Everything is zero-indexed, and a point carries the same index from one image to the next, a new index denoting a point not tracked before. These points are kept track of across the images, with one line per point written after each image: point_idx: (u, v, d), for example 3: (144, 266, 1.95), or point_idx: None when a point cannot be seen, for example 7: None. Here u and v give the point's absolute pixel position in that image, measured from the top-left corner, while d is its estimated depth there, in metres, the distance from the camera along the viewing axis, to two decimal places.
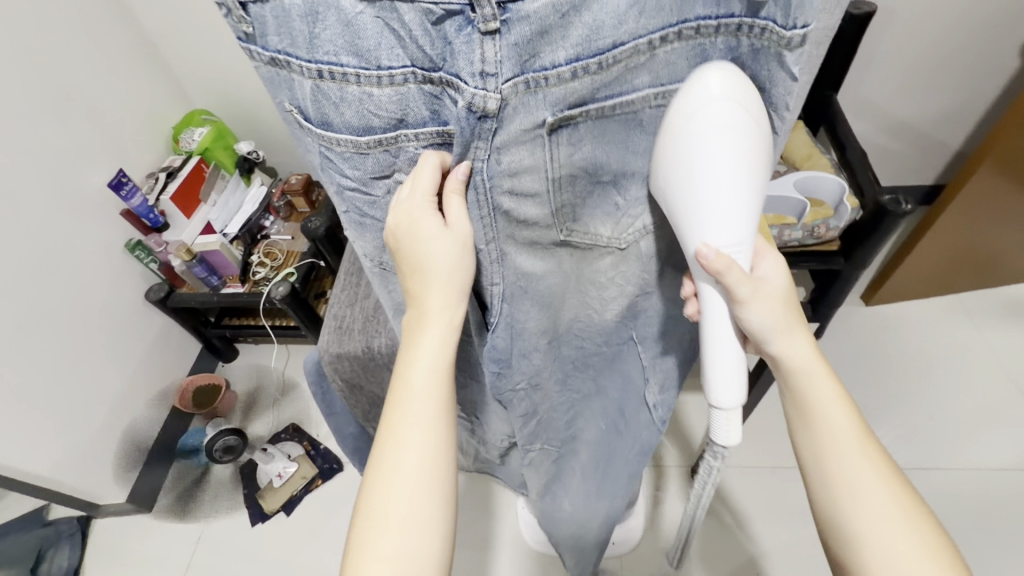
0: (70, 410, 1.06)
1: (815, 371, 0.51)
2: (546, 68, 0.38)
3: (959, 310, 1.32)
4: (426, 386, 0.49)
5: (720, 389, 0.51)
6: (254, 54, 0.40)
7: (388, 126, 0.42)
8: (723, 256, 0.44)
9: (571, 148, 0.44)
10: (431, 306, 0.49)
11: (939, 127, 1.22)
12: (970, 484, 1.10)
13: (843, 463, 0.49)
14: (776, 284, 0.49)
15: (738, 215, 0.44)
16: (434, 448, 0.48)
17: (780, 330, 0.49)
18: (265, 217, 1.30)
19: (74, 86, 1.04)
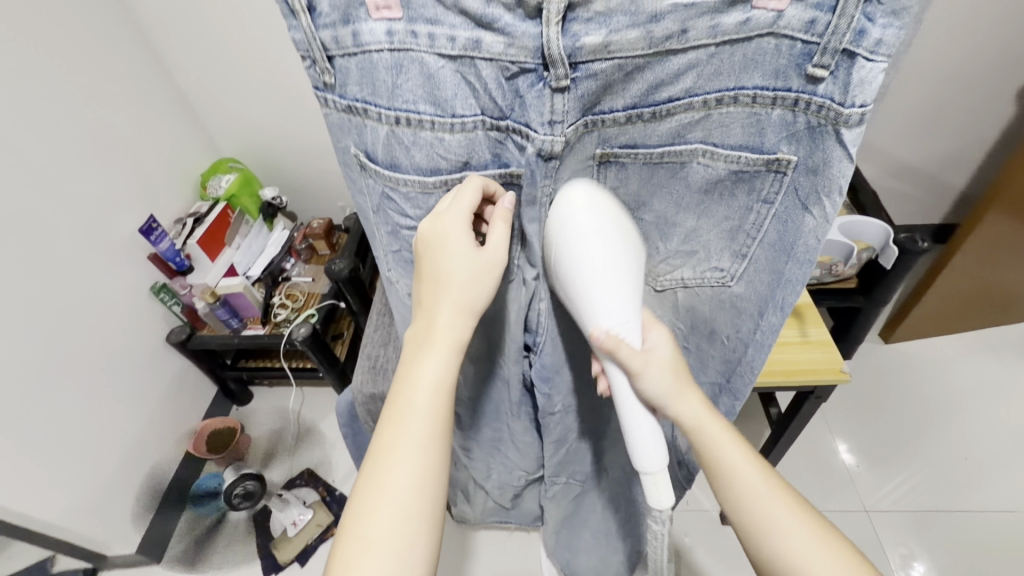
0: (86, 455, 1.05)
1: (711, 427, 0.51)
2: (605, 114, 0.44)
3: (980, 348, 1.31)
4: (428, 404, 0.45)
5: (640, 457, 0.50)
6: (330, 101, 0.46)
7: (455, 167, 0.48)
8: (614, 336, 0.46)
9: (616, 183, 0.50)
10: (439, 321, 0.47)
11: (944, 170, 1.26)
12: (1012, 530, 1.06)
13: (773, 522, 0.47)
14: (663, 353, 0.51)
15: (619, 293, 0.46)
16: (427, 472, 0.44)
17: (676, 395, 0.50)
18: (287, 260, 1.32)
19: (113, 137, 1.08)
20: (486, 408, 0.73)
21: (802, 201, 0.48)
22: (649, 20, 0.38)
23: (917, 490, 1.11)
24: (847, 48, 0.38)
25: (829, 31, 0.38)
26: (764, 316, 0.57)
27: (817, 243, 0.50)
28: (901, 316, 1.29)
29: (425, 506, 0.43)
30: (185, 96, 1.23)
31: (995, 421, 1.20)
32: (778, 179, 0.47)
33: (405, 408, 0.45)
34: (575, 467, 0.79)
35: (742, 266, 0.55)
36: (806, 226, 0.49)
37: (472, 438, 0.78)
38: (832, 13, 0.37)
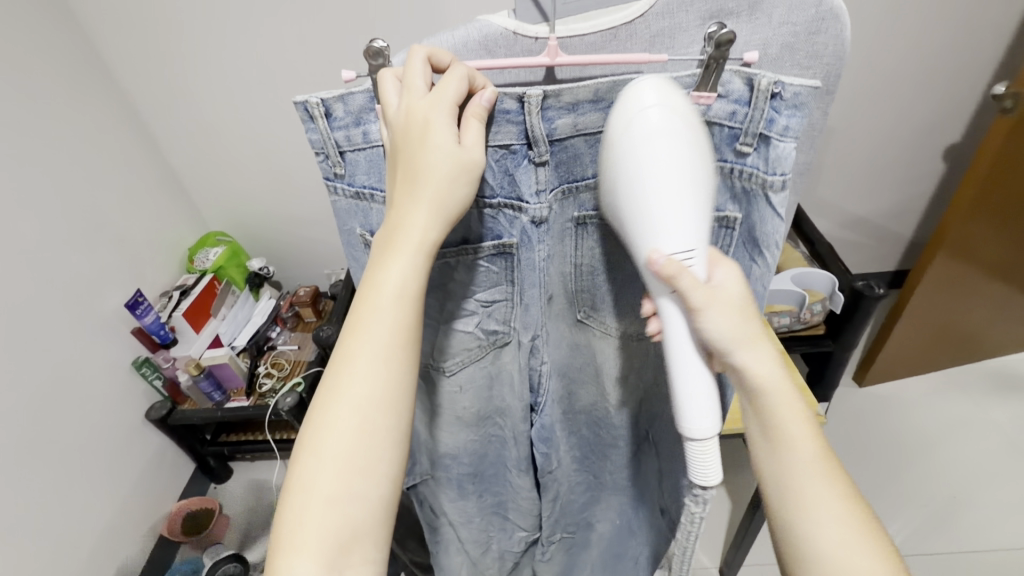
0: (55, 544, 0.99)
1: (778, 389, 0.45)
2: (578, 181, 0.45)
3: (948, 386, 1.37)
4: (391, 314, 0.39)
5: (692, 414, 0.42)
6: (339, 189, 0.46)
7: (454, 242, 0.47)
8: (675, 262, 0.39)
9: (593, 245, 0.49)
10: (404, 224, 0.39)
11: (889, 222, 1.38)
12: (1003, 567, 1.07)
13: (810, 488, 0.45)
14: (730, 292, 0.43)
15: (686, 216, 0.39)
16: (386, 387, 0.39)
17: (738, 342, 0.43)
18: (272, 328, 1.33)
19: (105, 217, 1.12)
20: (488, 471, 0.67)
21: (750, 252, 0.48)
22: (610, 106, 0.41)
23: (909, 535, 1.12)
24: (762, 133, 0.41)
25: (748, 119, 0.41)
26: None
27: (765, 289, 0.50)
28: (870, 358, 1.35)
29: (390, 418, 0.39)
30: (176, 175, 1.28)
31: (974, 458, 1.23)
32: (726, 230, 0.48)
33: (367, 317, 0.39)
34: (571, 518, 0.77)
35: None
36: (754, 274, 0.49)
37: (472, 506, 0.70)
38: (748, 106, 0.41)
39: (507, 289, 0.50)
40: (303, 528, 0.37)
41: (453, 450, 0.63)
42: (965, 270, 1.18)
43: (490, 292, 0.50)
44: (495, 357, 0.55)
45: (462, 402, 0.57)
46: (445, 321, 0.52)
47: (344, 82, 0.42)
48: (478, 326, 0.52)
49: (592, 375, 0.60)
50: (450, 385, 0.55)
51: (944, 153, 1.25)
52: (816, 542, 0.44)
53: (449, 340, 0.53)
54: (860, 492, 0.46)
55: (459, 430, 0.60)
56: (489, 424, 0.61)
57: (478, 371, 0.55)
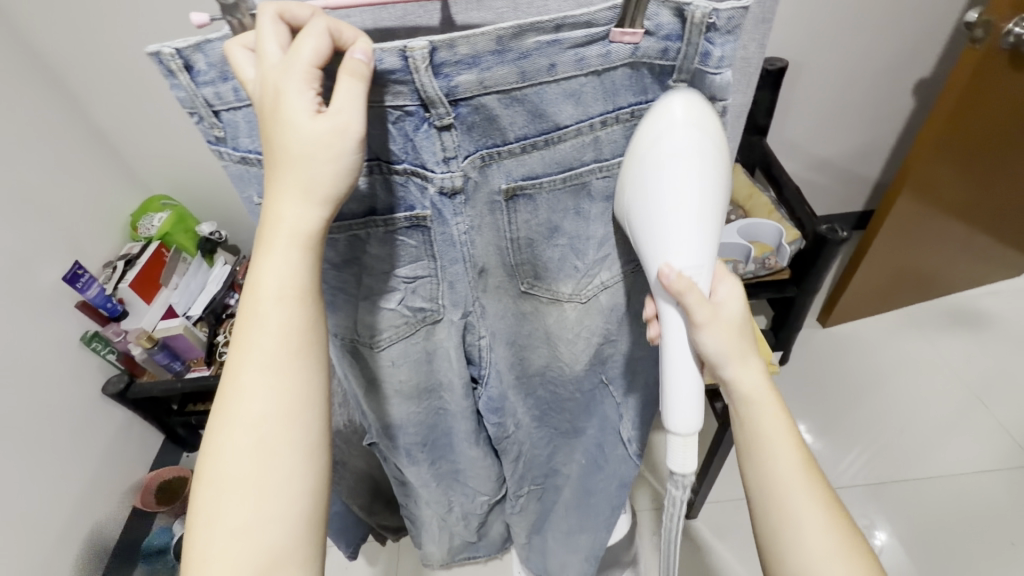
0: (24, 525, 0.97)
1: (766, 402, 0.48)
2: (498, 145, 0.40)
3: (907, 323, 1.41)
4: (278, 317, 0.37)
5: (675, 412, 0.44)
6: (225, 154, 0.40)
7: (359, 214, 0.42)
8: (684, 278, 0.40)
9: (529, 214, 0.45)
10: (277, 218, 0.36)
11: (857, 161, 1.35)
12: (949, 491, 1.14)
13: (791, 500, 0.47)
14: (733, 310, 0.44)
15: (701, 237, 0.40)
16: (284, 395, 0.37)
17: (734, 356, 0.45)
18: (230, 295, 1.26)
19: (28, 185, 1.03)
20: (438, 440, 0.66)
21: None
22: (519, 56, 0.36)
23: (865, 466, 1.18)
24: (697, 68, 0.38)
25: (681, 55, 0.37)
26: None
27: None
28: (833, 300, 1.36)
29: (295, 431, 0.37)
30: (106, 137, 1.17)
31: (927, 391, 1.28)
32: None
33: (252, 323, 0.37)
34: (538, 470, 0.77)
35: None
36: None
37: (427, 473, 0.70)
38: (680, 41, 0.36)
39: (429, 265, 0.46)
40: (213, 558, 0.36)
41: (399, 422, 0.61)
42: (930, 208, 1.18)
43: (411, 268, 0.46)
44: (428, 334, 0.51)
45: (399, 375, 0.54)
46: (363, 296, 0.47)
47: (196, 27, 0.35)
48: (402, 304, 0.48)
49: (542, 339, 0.58)
50: (382, 361, 0.52)
51: (913, 91, 1.22)
52: (797, 554, 0.47)
53: (374, 318, 0.49)
54: (839, 500, 0.49)
55: (399, 403, 0.58)
56: (434, 397, 0.59)
57: (412, 346, 0.52)
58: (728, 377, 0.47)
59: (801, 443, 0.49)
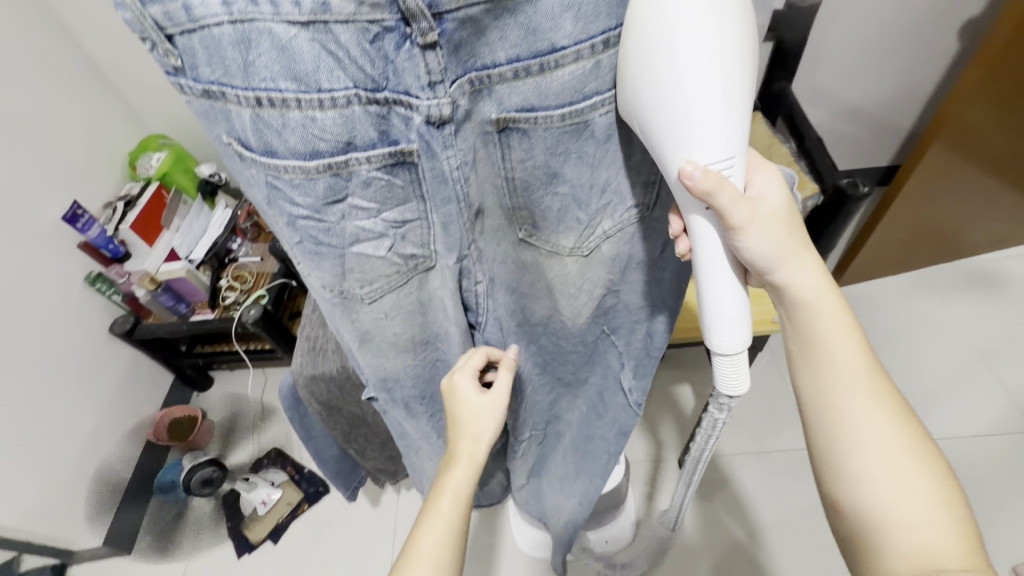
0: (39, 453, 1.02)
1: (822, 307, 0.49)
2: (488, 68, 0.37)
3: (923, 284, 1.37)
4: (454, 499, 0.53)
5: (718, 333, 0.48)
6: (185, 88, 0.35)
7: (337, 150, 0.38)
8: (713, 173, 0.38)
9: (523, 154, 0.43)
10: (461, 449, 0.55)
11: (888, 110, 1.27)
12: (951, 452, 1.13)
13: (849, 401, 0.47)
14: (773, 203, 0.45)
15: (731, 125, 0.36)
16: (448, 545, 0.50)
17: (783, 257, 0.46)
18: (232, 240, 1.24)
19: (22, 118, 1.01)
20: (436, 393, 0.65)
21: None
22: None
23: None
24: None
25: None
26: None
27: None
28: (849, 258, 1.32)
29: (448, 567, 0.49)
30: (99, 67, 1.17)
31: (937, 353, 1.26)
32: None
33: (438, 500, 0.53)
34: (540, 416, 0.77)
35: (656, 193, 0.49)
36: None
37: (427, 425, 0.70)
38: None
39: (418, 206, 0.43)
40: None
41: (394, 373, 0.60)
42: (960, 161, 1.11)
43: (398, 211, 0.43)
44: (420, 282, 0.50)
45: (392, 326, 0.53)
46: (348, 244, 0.44)
47: None
48: (393, 250, 0.46)
49: (544, 291, 0.57)
50: (373, 312, 0.51)
51: (960, 31, 1.12)
52: (866, 450, 0.46)
53: (362, 266, 0.46)
54: (914, 416, 0.48)
55: (394, 355, 0.57)
56: (429, 347, 0.58)
57: (403, 296, 0.50)
58: (781, 282, 0.48)
59: (868, 350, 0.49)
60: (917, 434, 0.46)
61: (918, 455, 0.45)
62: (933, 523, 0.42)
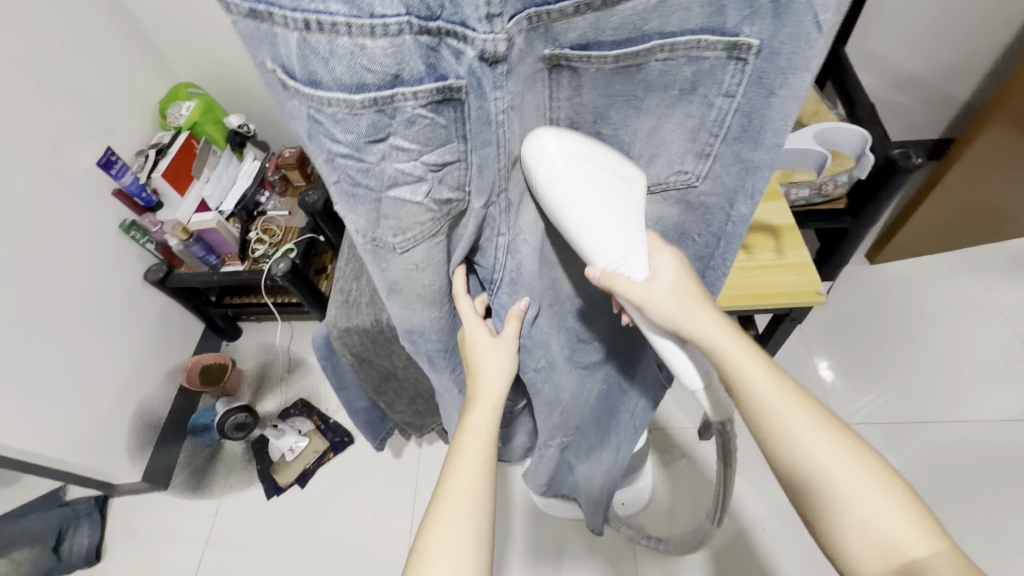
0: (79, 390, 1.06)
1: (729, 345, 0.48)
2: (548, 3, 0.35)
3: (964, 266, 1.31)
4: (477, 442, 0.54)
5: (682, 374, 0.52)
6: (232, 4, 0.32)
7: (384, 84, 0.35)
8: (609, 272, 0.46)
9: (570, 91, 0.42)
10: (484, 390, 0.58)
11: (949, 79, 1.18)
12: (981, 437, 1.10)
13: (789, 428, 0.45)
14: (667, 274, 0.49)
15: (617, 232, 0.45)
16: (477, 484, 0.51)
17: (686, 316, 0.48)
18: (260, 193, 1.26)
19: (55, 60, 1.01)
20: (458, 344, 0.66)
21: (767, 87, 0.41)
22: None
23: (881, 406, 1.16)
24: None
25: None
26: (732, 207, 0.51)
27: (785, 124, 0.43)
28: (886, 237, 1.29)
29: (476, 508, 0.50)
30: (129, 11, 1.15)
31: (973, 337, 1.22)
32: (738, 68, 0.40)
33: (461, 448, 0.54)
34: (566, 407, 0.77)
35: (707, 166, 0.48)
36: (772, 110, 0.42)
37: (448, 378, 0.70)
38: None
39: (459, 148, 0.41)
40: None
41: (420, 326, 0.60)
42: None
43: (438, 153, 0.40)
44: (450, 229, 0.48)
45: (421, 278, 0.52)
46: (386, 187, 0.42)
47: None
48: (429, 197, 0.43)
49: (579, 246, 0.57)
50: (404, 262, 0.49)
51: None
52: (793, 467, 0.45)
53: (397, 213, 0.44)
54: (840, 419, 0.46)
55: (421, 308, 0.56)
56: (453, 298, 0.58)
57: (434, 247, 0.48)
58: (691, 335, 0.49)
59: (777, 368, 0.48)
60: (838, 432, 0.45)
61: (843, 454, 0.44)
62: (868, 518, 0.42)
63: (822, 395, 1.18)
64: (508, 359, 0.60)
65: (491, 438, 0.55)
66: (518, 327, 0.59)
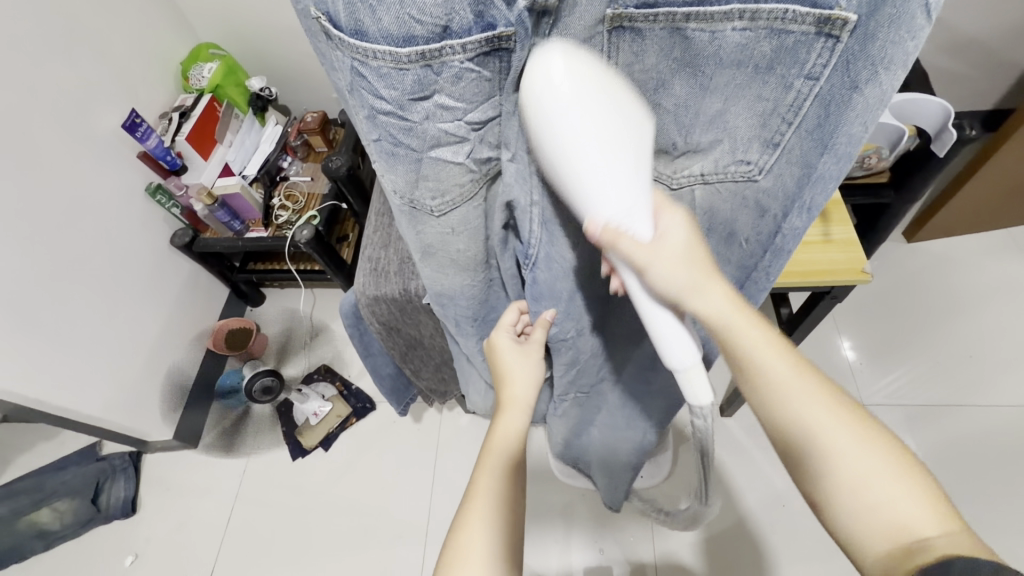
0: (113, 352, 1.09)
1: (738, 319, 0.44)
2: None
3: (1009, 246, 1.26)
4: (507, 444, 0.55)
5: (668, 349, 0.47)
6: None
7: (432, 37, 0.33)
8: (611, 230, 0.39)
9: (631, 59, 0.39)
10: (514, 396, 0.60)
11: (1010, 45, 1.10)
12: (1016, 422, 1.07)
13: (793, 406, 0.43)
14: (676, 239, 0.43)
15: (623, 179, 0.36)
16: (506, 483, 0.52)
17: (692, 287, 0.44)
18: (283, 158, 1.26)
19: (77, 21, 0.99)
20: (489, 315, 0.65)
21: (853, 79, 0.37)
22: None
23: (907, 386, 1.13)
24: None
25: None
26: (786, 219, 0.48)
27: (863, 131, 0.40)
28: (930, 214, 1.23)
29: (503, 503, 0.50)
30: None
31: (1013, 319, 1.18)
32: (827, 47, 0.36)
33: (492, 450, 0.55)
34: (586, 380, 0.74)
35: (773, 158, 0.44)
36: (855, 109, 0.39)
37: (474, 343, 0.70)
38: None
39: (501, 103, 0.39)
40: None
41: (451, 292, 0.59)
42: None
43: (482, 110, 0.39)
44: (487, 194, 0.48)
45: (456, 244, 0.51)
46: (427, 148, 0.41)
47: None
48: (470, 156, 0.42)
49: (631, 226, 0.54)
50: (440, 226, 0.48)
51: None
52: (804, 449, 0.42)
53: (436, 174, 0.43)
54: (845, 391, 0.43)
55: (454, 274, 0.55)
56: (489, 267, 0.58)
57: (472, 211, 0.48)
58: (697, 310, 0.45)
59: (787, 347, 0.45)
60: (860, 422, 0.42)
61: (860, 438, 0.40)
62: (886, 503, 0.38)
63: (851, 375, 1.16)
64: (534, 364, 0.61)
65: (518, 444, 0.56)
66: (545, 335, 0.60)
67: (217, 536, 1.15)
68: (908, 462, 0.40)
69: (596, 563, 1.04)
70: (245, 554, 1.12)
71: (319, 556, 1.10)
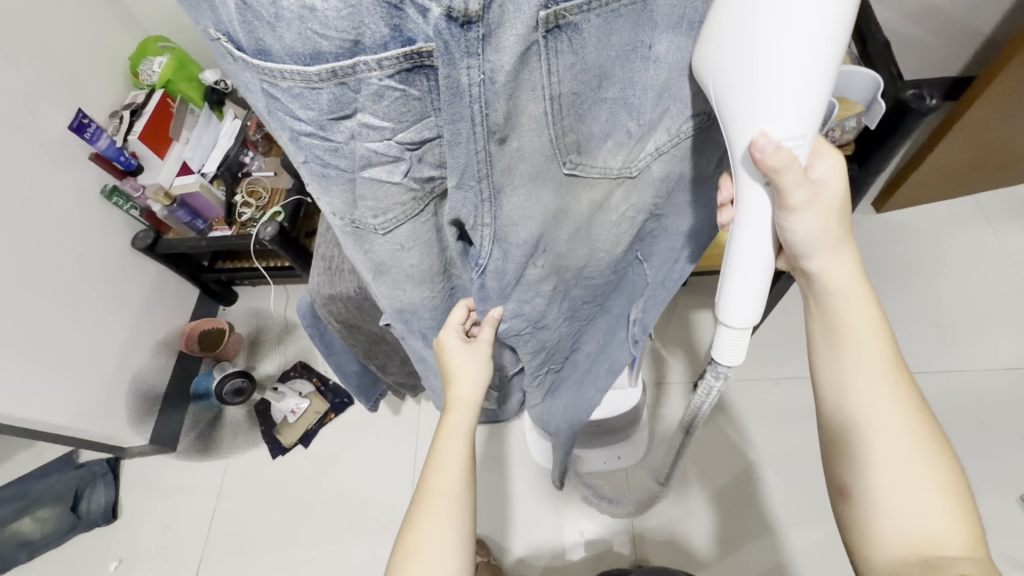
0: (78, 360, 1.07)
1: (850, 295, 0.48)
2: None
3: (974, 213, 1.27)
4: (451, 447, 0.55)
5: (733, 303, 0.48)
6: None
7: (342, 53, 0.31)
8: (782, 152, 0.37)
9: (572, 56, 0.36)
10: (461, 395, 0.59)
11: (970, 11, 1.10)
12: (977, 386, 1.10)
13: (867, 391, 0.46)
14: (829, 188, 0.43)
15: (815, 102, 0.35)
16: (457, 485, 0.52)
17: (823, 244, 0.46)
18: (244, 153, 1.18)
19: (13, 17, 0.94)
20: None
21: None
22: None
23: None
24: None
25: None
26: None
27: None
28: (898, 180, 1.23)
29: (455, 508, 0.50)
30: None
31: (976, 285, 1.20)
32: None
33: (440, 453, 0.55)
34: (560, 356, 0.74)
35: None
36: None
37: None
38: None
39: (436, 123, 0.37)
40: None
41: (412, 306, 0.57)
42: None
43: (415, 130, 0.37)
44: (436, 209, 0.45)
45: (408, 259, 0.49)
46: (359, 168, 0.39)
47: None
48: (409, 176, 0.40)
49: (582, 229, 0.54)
50: (388, 243, 0.46)
51: None
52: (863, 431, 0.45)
53: (373, 193, 0.41)
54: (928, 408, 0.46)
55: (410, 289, 0.53)
56: (448, 278, 0.55)
57: (421, 226, 0.46)
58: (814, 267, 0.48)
59: (889, 339, 0.48)
60: (930, 431, 0.45)
61: (922, 453, 0.43)
62: (912, 502, 0.42)
63: None
64: (484, 363, 0.59)
65: (467, 442, 0.56)
66: (493, 334, 0.57)
67: (201, 536, 1.15)
68: (956, 489, 0.42)
69: (574, 544, 1.06)
70: (234, 552, 1.13)
71: (302, 551, 1.11)
